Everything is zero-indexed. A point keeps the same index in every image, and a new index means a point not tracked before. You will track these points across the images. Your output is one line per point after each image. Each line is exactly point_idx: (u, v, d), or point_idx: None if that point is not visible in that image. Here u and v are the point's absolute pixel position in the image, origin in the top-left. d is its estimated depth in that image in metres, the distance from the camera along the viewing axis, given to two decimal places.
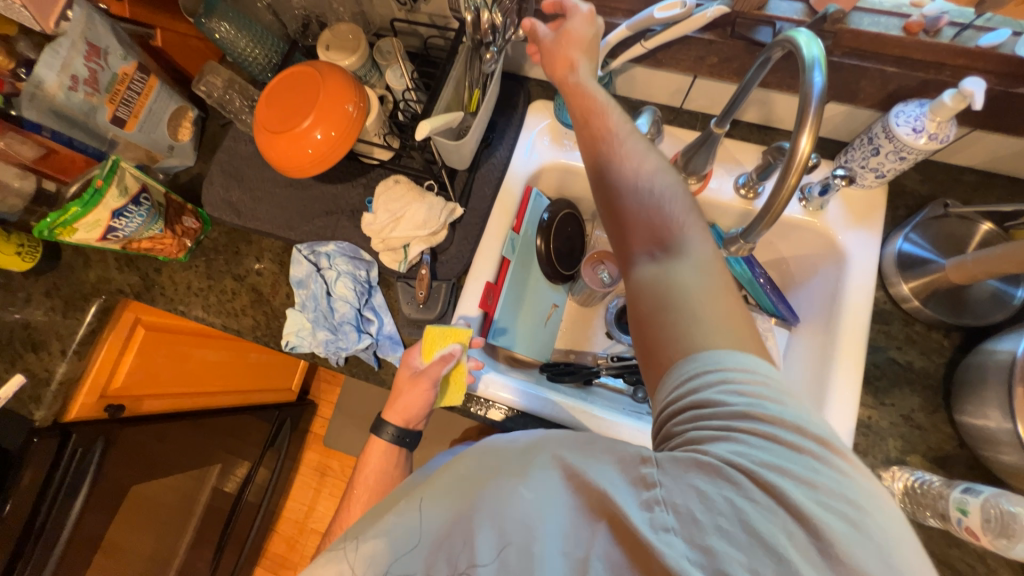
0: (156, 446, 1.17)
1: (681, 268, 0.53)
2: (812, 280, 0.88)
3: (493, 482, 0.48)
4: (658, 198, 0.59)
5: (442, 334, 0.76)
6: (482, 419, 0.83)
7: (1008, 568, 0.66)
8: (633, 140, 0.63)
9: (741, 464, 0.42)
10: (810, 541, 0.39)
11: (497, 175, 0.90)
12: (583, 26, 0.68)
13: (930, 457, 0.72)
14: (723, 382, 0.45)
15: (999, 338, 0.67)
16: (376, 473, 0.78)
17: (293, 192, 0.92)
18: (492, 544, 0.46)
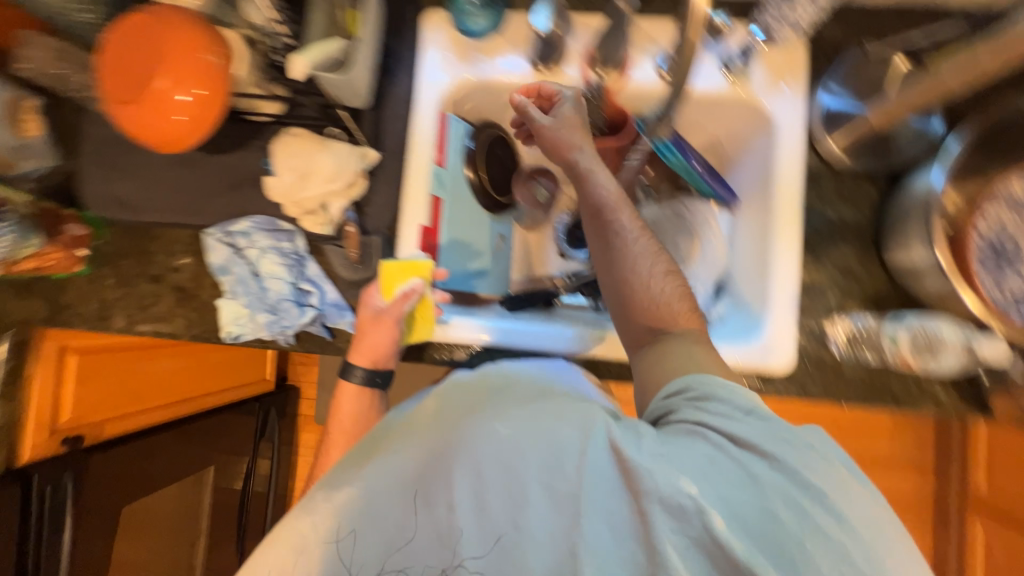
0: (143, 462, 1.12)
1: (678, 344, 0.62)
2: (748, 154, 0.86)
3: (469, 428, 0.57)
4: (662, 291, 0.64)
5: (398, 270, 0.74)
6: (454, 362, 0.83)
7: (940, 382, 0.74)
8: (640, 230, 0.66)
9: (742, 434, 0.49)
10: (807, 490, 0.45)
11: (405, 108, 0.83)
12: (568, 110, 0.70)
13: (867, 300, 0.76)
14: (716, 385, 0.55)
15: (918, 176, 0.70)
16: (352, 415, 0.79)
17: (185, 172, 0.82)
18: (469, 481, 0.55)
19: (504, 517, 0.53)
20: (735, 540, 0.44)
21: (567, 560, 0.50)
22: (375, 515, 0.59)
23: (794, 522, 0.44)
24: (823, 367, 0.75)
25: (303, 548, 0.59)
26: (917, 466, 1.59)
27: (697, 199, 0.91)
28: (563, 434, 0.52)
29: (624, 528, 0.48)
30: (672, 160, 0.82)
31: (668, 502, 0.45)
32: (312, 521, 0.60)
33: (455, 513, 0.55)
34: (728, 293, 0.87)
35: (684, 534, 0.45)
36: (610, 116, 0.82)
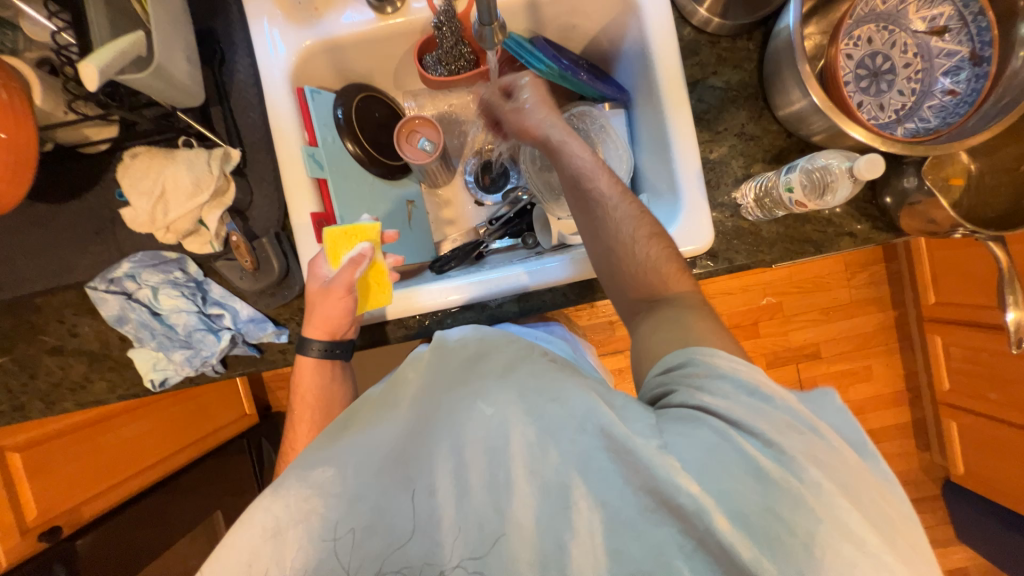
0: (142, 528, 1.04)
1: (677, 310, 0.58)
2: (625, 45, 0.82)
3: (451, 404, 0.52)
4: (645, 256, 0.62)
5: (343, 235, 0.69)
6: (405, 337, 0.79)
7: (851, 217, 0.76)
8: (623, 202, 0.64)
9: (749, 420, 0.42)
10: (818, 490, 0.38)
11: (254, 92, 0.75)
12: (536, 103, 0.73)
13: (770, 159, 0.76)
14: (720, 363, 0.47)
15: (781, 18, 0.67)
16: (312, 390, 0.76)
17: (40, 230, 0.73)
18: (449, 471, 0.47)
19: (488, 508, 0.45)
20: (737, 541, 0.38)
21: (553, 553, 0.43)
22: (357, 503, 0.47)
23: (800, 521, 0.37)
24: (742, 236, 0.76)
25: (276, 532, 0.45)
26: (876, 303, 1.69)
27: (584, 103, 0.87)
28: (556, 410, 0.46)
29: (621, 523, 0.42)
30: (544, 71, 0.78)
31: (663, 494, 0.40)
32: (286, 501, 0.46)
33: (438, 501, 0.47)
34: (643, 193, 0.86)
35: (681, 531, 0.40)
36: (472, 48, 0.81)
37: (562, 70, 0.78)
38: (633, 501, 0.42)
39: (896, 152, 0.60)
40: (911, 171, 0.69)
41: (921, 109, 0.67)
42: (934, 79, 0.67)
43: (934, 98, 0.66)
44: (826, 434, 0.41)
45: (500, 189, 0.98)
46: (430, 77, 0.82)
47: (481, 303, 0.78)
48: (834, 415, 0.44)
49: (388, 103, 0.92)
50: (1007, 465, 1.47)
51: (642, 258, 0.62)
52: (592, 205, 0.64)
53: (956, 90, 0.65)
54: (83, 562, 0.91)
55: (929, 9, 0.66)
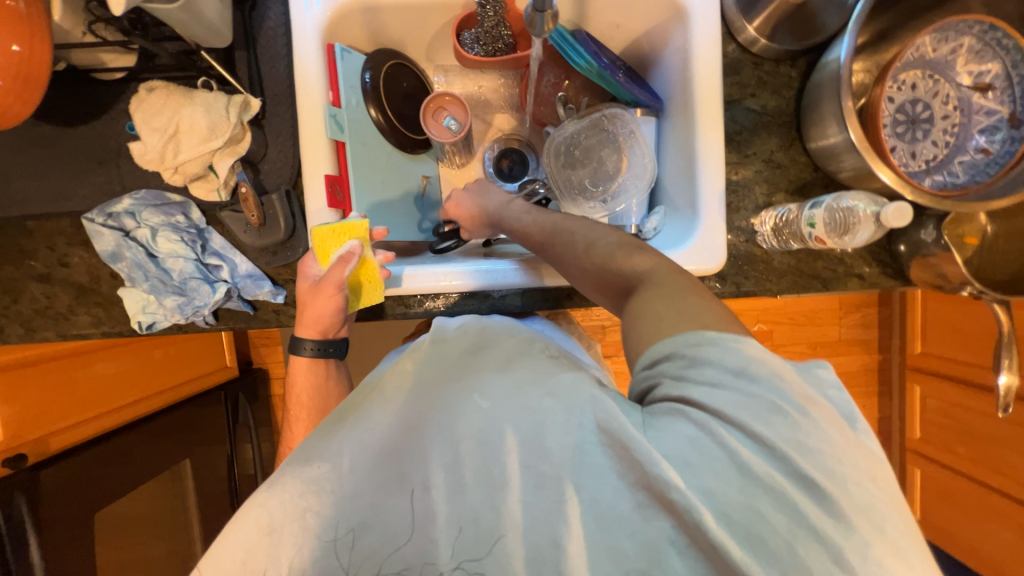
0: (109, 467, 1.03)
1: (651, 295, 0.50)
2: (666, 53, 0.80)
3: (448, 397, 0.52)
4: (604, 252, 0.59)
5: (332, 233, 0.68)
6: (406, 315, 0.78)
7: (863, 259, 0.76)
8: (573, 223, 0.66)
9: (735, 411, 0.40)
10: (805, 483, 0.37)
11: (282, 43, 0.72)
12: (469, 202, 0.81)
13: (793, 190, 0.76)
14: (705, 346, 0.43)
15: (831, 50, 0.66)
16: (307, 390, 0.75)
17: (42, 152, 0.70)
18: (444, 457, 0.47)
19: (483, 504, 0.44)
20: (727, 540, 0.37)
21: (548, 551, 0.42)
22: (350, 500, 0.45)
23: (783, 519, 0.37)
24: (754, 263, 0.76)
25: (271, 529, 0.44)
26: (863, 345, 1.71)
27: (617, 104, 0.84)
28: (553, 403, 0.47)
29: (613, 517, 0.42)
30: (582, 66, 0.77)
31: (655, 488, 0.40)
32: (281, 497, 0.45)
33: (433, 498, 0.45)
34: (660, 205, 0.85)
35: (673, 526, 0.40)
36: (514, 32, 0.81)
37: (602, 67, 0.77)
38: (629, 497, 0.42)
39: (922, 203, 0.60)
40: (931, 224, 0.69)
41: (951, 163, 0.67)
42: (969, 134, 0.67)
43: (966, 154, 0.67)
44: (816, 420, 0.39)
45: (517, 179, 0.95)
46: (466, 54, 0.80)
47: (485, 292, 0.78)
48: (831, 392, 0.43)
49: (417, 72, 0.89)
50: (964, 517, 1.51)
51: (600, 256, 0.59)
52: (548, 241, 0.67)
53: (989, 149, 0.65)
54: (45, 492, 0.90)
55: (978, 64, 0.65)
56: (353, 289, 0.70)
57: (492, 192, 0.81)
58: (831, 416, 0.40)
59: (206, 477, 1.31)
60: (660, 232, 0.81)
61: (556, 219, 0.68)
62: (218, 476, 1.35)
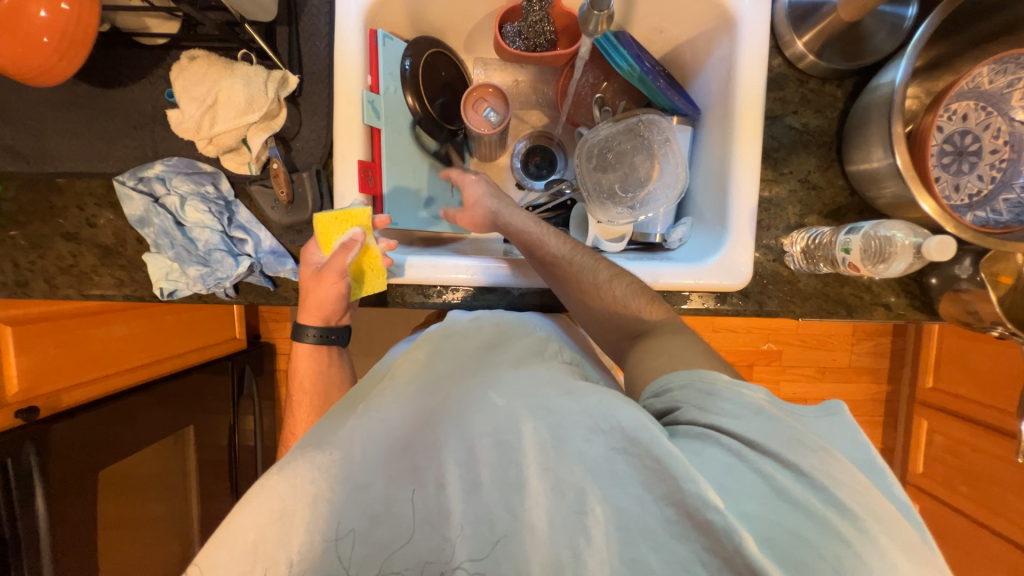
0: (115, 427, 1.04)
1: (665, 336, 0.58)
2: (708, 62, 0.79)
3: (463, 392, 0.53)
4: (616, 295, 0.63)
5: (334, 220, 0.67)
6: (423, 305, 0.78)
7: (890, 289, 0.75)
8: (579, 256, 0.66)
9: (763, 438, 0.41)
10: (843, 511, 0.38)
11: (325, 21, 0.72)
12: (477, 186, 0.75)
13: (826, 213, 0.74)
14: (722, 385, 0.47)
15: (883, 72, 0.65)
16: (310, 374, 0.75)
17: (79, 112, 0.70)
18: (460, 453, 0.47)
19: (498, 504, 0.44)
20: (769, 565, 0.36)
21: (567, 558, 0.41)
22: (363, 490, 0.46)
23: (829, 548, 0.37)
24: (779, 283, 0.75)
25: (282, 513, 0.44)
26: (873, 374, 1.69)
27: (654, 111, 0.83)
28: (569, 404, 0.47)
29: (639, 531, 0.41)
30: (623, 69, 0.76)
31: (689, 506, 0.39)
32: (291, 481, 0.46)
33: (447, 494, 0.46)
34: (687, 215, 0.84)
35: (704, 548, 0.39)
36: (557, 28, 0.80)
37: (643, 71, 0.76)
38: (653, 510, 0.41)
39: (965, 237, 0.58)
40: (968, 259, 0.68)
41: (995, 200, 0.66)
42: (1015, 172, 0.65)
43: (1012, 192, 0.65)
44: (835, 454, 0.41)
45: (543, 178, 0.94)
46: (507, 47, 0.79)
47: (505, 289, 0.77)
48: (837, 424, 0.46)
49: (454, 61, 0.87)
50: (962, 557, 1.49)
51: (614, 296, 0.63)
52: (557, 267, 0.66)
53: None
54: (54, 446, 0.91)
55: None
56: (355, 276, 0.70)
57: (494, 191, 0.75)
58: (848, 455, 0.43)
59: (208, 445, 1.33)
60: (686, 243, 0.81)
61: (564, 247, 0.66)
62: (220, 446, 1.37)
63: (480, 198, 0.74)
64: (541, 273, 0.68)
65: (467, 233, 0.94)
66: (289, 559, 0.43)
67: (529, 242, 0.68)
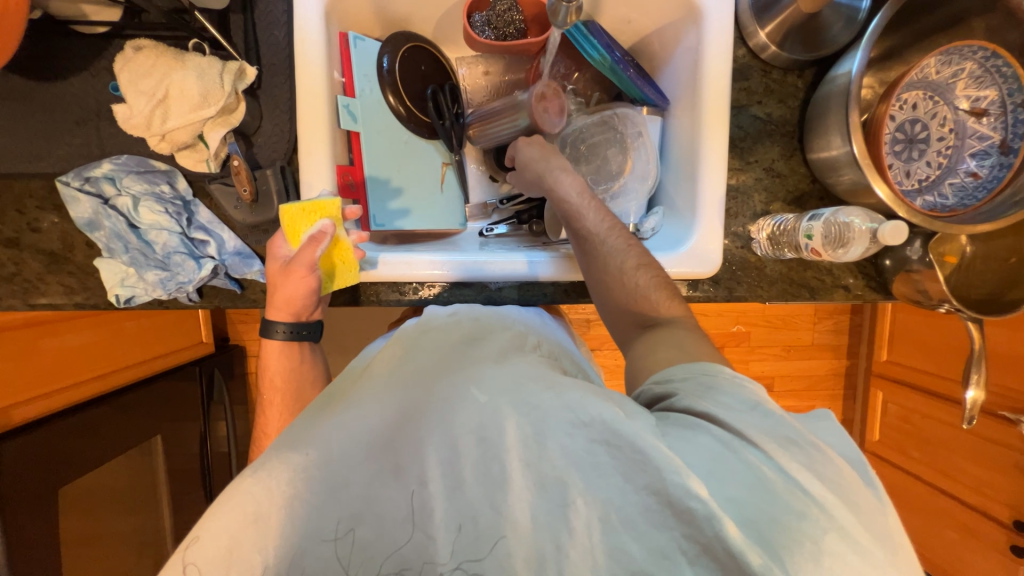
0: (74, 441, 0.98)
1: (674, 330, 0.59)
2: (674, 54, 0.80)
3: (446, 390, 0.52)
4: (637, 283, 0.63)
5: (302, 212, 0.64)
6: (399, 302, 0.77)
7: (849, 272, 0.79)
8: (613, 237, 0.66)
9: (752, 428, 0.43)
10: (817, 498, 0.39)
11: (283, 9, 0.68)
12: (528, 148, 0.75)
13: (790, 200, 0.77)
14: (722, 379, 0.49)
15: (840, 63, 0.67)
16: (280, 372, 0.73)
17: (11, 106, 0.65)
18: (443, 450, 0.47)
19: (483, 501, 0.44)
20: (748, 548, 0.38)
21: (550, 553, 0.42)
22: (342, 490, 0.46)
23: (802, 528, 0.38)
24: (747, 269, 0.77)
25: (257, 516, 0.44)
26: (834, 350, 1.79)
27: (624, 103, 0.84)
28: (552, 399, 0.47)
29: (621, 522, 0.42)
30: (596, 59, 0.78)
31: (669, 496, 0.40)
32: (268, 483, 0.45)
33: (430, 492, 0.45)
34: (659, 206, 0.85)
35: (684, 535, 0.40)
36: (526, 17, 0.80)
37: (616, 62, 0.77)
38: (634, 500, 0.42)
39: (916, 221, 0.62)
40: (918, 241, 0.72)
41: (942, 184, 0.70)
42: (961, 158, 0.69)
43: (956, 176, 0.69)
44: (822, 451, 0.43)
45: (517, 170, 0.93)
46: (477, 37, 0.77)
47: (482, 283, 0.77)
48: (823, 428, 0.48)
49: (434, 54, 0.86)
50: (914, 516, 1.61)
51: (637, 283, 0.63)
52: (592, 242, 0.66)
53: (979, 173, 0.67)
54: (10, 465, 0.85)
55: (976, 89, 0.67)
56: (327, 270, 0.67)
57: (548, 152, 0.74)
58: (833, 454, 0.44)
59: (179, 454, 1.28)
60: (658, 233, 0.82)
61: (604, 222, 0.67)
62: (191, 454, 1.32)
63: (533, 159, 0.74)
64: (574, 245, 0.69)
65: (463, 228, 0.91)
66: (265, 562, 0.42)
67: (570, 211, 0.68)
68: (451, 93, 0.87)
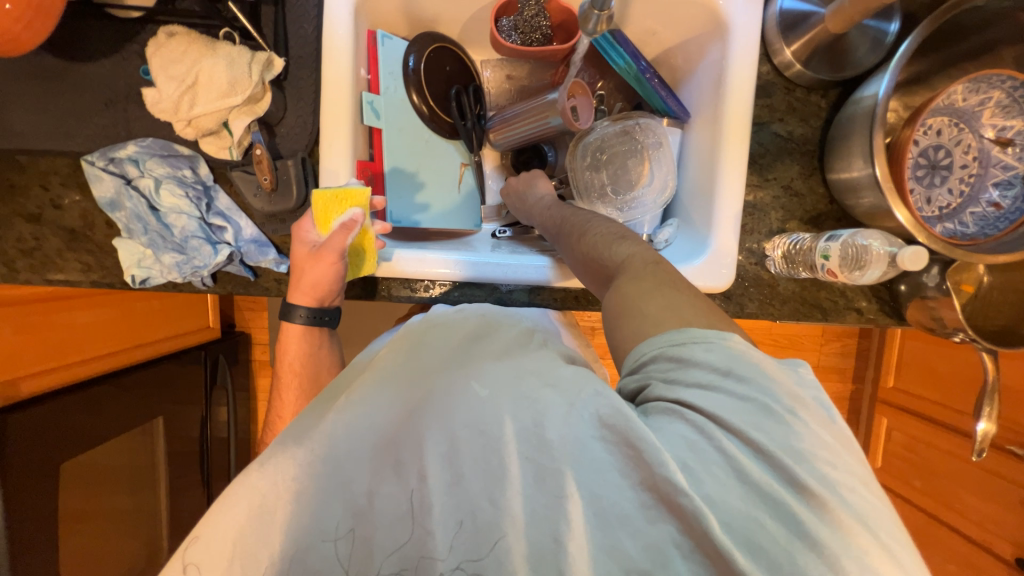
0: (77, 418, 0.99)
1: (632, 286, 0.53)
2: (699, 68, 0.80)
3: (445, 385, 0.53)
4: (596, 248, 0.61)
5: (334, 199, 0.65)
6: (410, 299, 0.77)
7: (863, 295, 0.78)
8: (579, 217, 0.68)
9: (730, 414, 0.40)
10: (805, 494, 0.38)
11: (314, 3, 0.69)
12: (518, 184, 0.84)
13: (807, 220, 0.77)
14: (696, 348, 0.44)
15: (866, 85, 0.67)
16: (299, 357, 0.73)
17: (44, 85, 0.66)
18: (441, 447, 0.47)
19: (480, 495, 0.44)
20: (731, 547, 0.37)
21: (548, 548, 0.42)
22: (343, 487, 0.46)
23: (786, 531, 0.37)
24: (760, 286, 0.77)
25: (262, 507, 0.45)
26: (840, 373, 1.77)
27: (646, 113, 0.84)
28: (550, 395, 0.47)
29: (617, 517, 0.41)
30: (620, 67, 0.78)
31: (662, 490, 0.40)
32: (271, 479, 0.47)
33: (429, 487, 0.45)
34: (674, 217, 0.85)
35: (678, 529, 0.40)
36: (553, 23, 0.80)
37: (640, 71, 0.78)
38: (631, 495, 0.41)
39: (935, 249, 0.61)
40: (936, 267, 0.71)
41: (963, 213, 0.69)
42: (983, 187, 0.69)
43: (978, 205, 0.68)
44: (804, 421, 0.40)
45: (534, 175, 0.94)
46: (503, 41, 0.78)
47: (493, 285, 0.77)
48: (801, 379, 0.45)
49: (461, 56, 0.87)
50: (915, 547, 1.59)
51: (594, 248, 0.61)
52: (560, 229, 0.69)
53: (1001, 203, 0.67)
54: (13, 436, 0.86)
55: (1003, 119, 0.67)
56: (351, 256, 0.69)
57: (531, 179, 0.84)
58: (819, 418, 0.41)
59: (180, 437, 1.29)
60: (672, 244, 0.82)
61: (568, 211, 0.70)
62: (191, 438, 1.33)
63: (520, 188, 0.84)
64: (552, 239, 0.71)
65: (478, 230, 0.92)
66: (269, 558, 0.44)
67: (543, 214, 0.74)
68: (474, 94, 0.88)
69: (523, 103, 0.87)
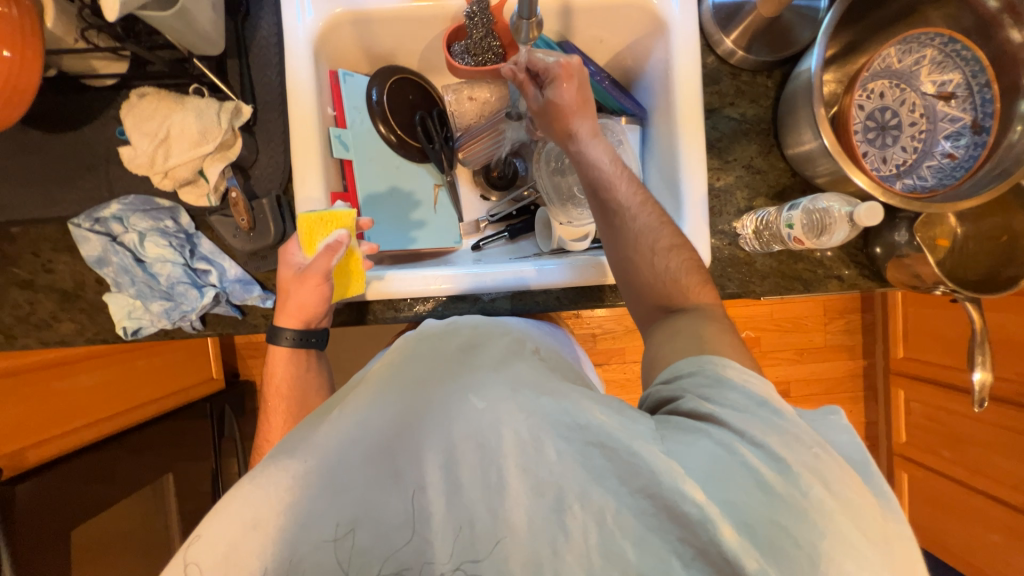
0: (86, 483, 0.99)
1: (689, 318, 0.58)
2: (648, 67, 0.84)
3: (442, 395, 0.51)
4: (666, 271, 0.62)
5: (320, 221, 0.67)
6: (396, 319, 0.78)
7: (840, 261, 0.79)
8: (643, 212, 0.64)
9: (755, 430, 0.42)
10: (822, 507, 0.38)
11: (275, 51, 0.74)
12: (564, 93, 0.68)
13: (772, 195, 0.78)
14: (730, 372, 0.48)
15: (803, 61, 0.70)
16: (287, 379, 0.74)
17: (28, 158, 0.70)
18: (438, 462, 0.47)
19: (480, 504, 0.45)
20: (742, 553, 0.38)
21: (546, 556, 0.42)
22: (343, 494, 0.46)
23: (803, 535, 0.37)
24: (737, 265, 0.78)
25: (256, 522, 0.44)
26: (849, 351, 1.75)
27: (604, 114, 0.88)
28: (550, 404, 0.47)
29: (622, 530, 0.41)
30: None
31: (666, 500, 0.40)
32: (265, 489, 0.46)
33: (429, 499, 0.46)
34: None
35: (680, 538, 0.40)
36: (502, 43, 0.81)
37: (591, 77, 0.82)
38: (630, 502, 0.42)
39: (893, 205, 0.63)
40: (904, 226, 0.72)
41: (920, 167, 0.71)
42: (935, 141, 0.70)
43: (933, 159, 0.70)
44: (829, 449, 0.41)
45: (506, 185, 0.97)
46: (457, 65, 0.81)
47: (474, 295, 0.78)
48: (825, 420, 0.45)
49: (422, 84, 0.91)
50: (953, 524, 1.52)
51: (667, 261, 0.62)
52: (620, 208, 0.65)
53: (955, 154, 0.68)
54: (21, 506, 0.85)
55: (940, 74, 0.69)
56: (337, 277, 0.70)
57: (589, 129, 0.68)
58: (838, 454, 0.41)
59: (188, 492, 1.27)
60: None
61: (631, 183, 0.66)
62: (202, 492, 1.31)
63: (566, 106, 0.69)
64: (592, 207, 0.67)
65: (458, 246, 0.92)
66: (262, 565, 0.43)
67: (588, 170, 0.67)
68: (439, 118, 0.92)
69: (487, 121, 0.92)
